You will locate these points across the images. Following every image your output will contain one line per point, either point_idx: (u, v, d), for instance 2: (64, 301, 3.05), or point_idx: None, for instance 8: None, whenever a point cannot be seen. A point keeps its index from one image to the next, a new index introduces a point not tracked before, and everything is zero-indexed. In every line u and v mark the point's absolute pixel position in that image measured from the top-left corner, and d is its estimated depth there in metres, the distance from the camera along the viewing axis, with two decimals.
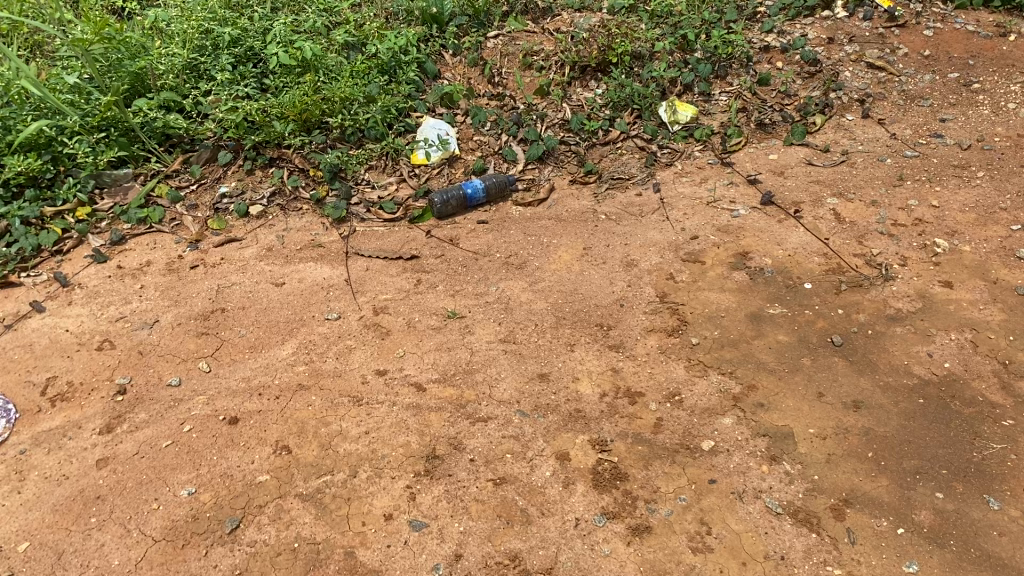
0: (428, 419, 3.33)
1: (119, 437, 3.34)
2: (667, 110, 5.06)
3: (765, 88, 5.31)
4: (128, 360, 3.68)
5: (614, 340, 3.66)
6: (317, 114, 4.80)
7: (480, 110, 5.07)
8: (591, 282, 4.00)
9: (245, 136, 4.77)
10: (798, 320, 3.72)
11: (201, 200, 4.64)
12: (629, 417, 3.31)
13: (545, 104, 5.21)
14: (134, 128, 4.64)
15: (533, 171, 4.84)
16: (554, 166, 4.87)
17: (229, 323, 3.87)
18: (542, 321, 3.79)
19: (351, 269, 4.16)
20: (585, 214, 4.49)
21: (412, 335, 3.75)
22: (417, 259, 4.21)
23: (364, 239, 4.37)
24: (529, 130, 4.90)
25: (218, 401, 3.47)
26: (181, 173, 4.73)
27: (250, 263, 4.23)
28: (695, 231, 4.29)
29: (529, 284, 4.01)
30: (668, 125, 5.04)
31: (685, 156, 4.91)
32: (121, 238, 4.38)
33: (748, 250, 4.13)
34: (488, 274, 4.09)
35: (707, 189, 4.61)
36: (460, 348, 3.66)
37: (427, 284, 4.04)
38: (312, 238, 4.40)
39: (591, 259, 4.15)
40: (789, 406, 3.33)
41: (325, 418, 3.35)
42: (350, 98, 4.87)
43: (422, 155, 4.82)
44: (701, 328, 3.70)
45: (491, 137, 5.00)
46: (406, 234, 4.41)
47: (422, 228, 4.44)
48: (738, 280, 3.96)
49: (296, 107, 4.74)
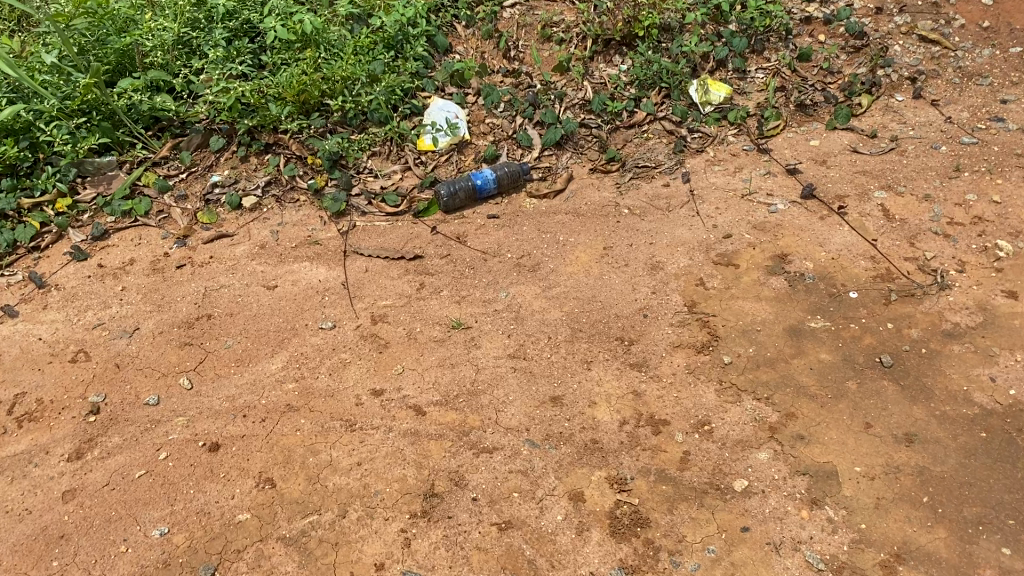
0: (427, 449, 3.00)
1: (90, 465, 3.04)
2: (698, 89, 4.64)
3: (805, 64, 4.85)
4: (103, 374, 3.37)
5: (636, 357, 3.30)
6: (317, 95, 4.44)
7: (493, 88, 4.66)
8: (611, 287, 3.63)
9: (239, 120, 4.40)
10: (842, 335, 3.34)
11: (191, 189, 4.29)
12: (652, 450, 2.96)
13: (565, 83, 4.79)
14: (118, 111, 4.28)
15: (550, 158, 4.45)
16: (573, 152, 4.47)
17: (214, 332, 3.54)
18: (557, 333, 3.43)
19: (349, 270, 3.81)
20: (606, 207, 4.10)
21: (413, 348, 3.40)
22: (421, 260, 3.85)
23: (365, 235, 4.02)
24: (546, 112, 4.49)
25: (198, 423, 3.16)
26: (171, 159, 4.38)
27: (241, 262, 3.89)
28: (728, 228, 3.90)
29: (543, 290, 3.64)
30: (699, 106, 4.62)
31: (717, 141, 4.47)
32: (103, 233, 4.06)
33: (787, 252, 3.73)
34: (498, 278, 3.72)
35: (742, 179, 4.19)
36: (464, 365, 3.32)
37: (431, 288, 3.69)
38: (308, 233, 4.05)
39: (611, 260, 3.76)
40: (833, 438, 2.96)
41: (314, 446, 3.03)
42: (353, 78, 4.50)
43: (429, 141, 4.44)
44: (734, 344, 3.33)
45: (504, 120, 4.58)
46: (410, 229, 4.05)
47: (428, 223, 4.08)
48: (775, 287, 3.57)
49: (294, 87, 4.38)
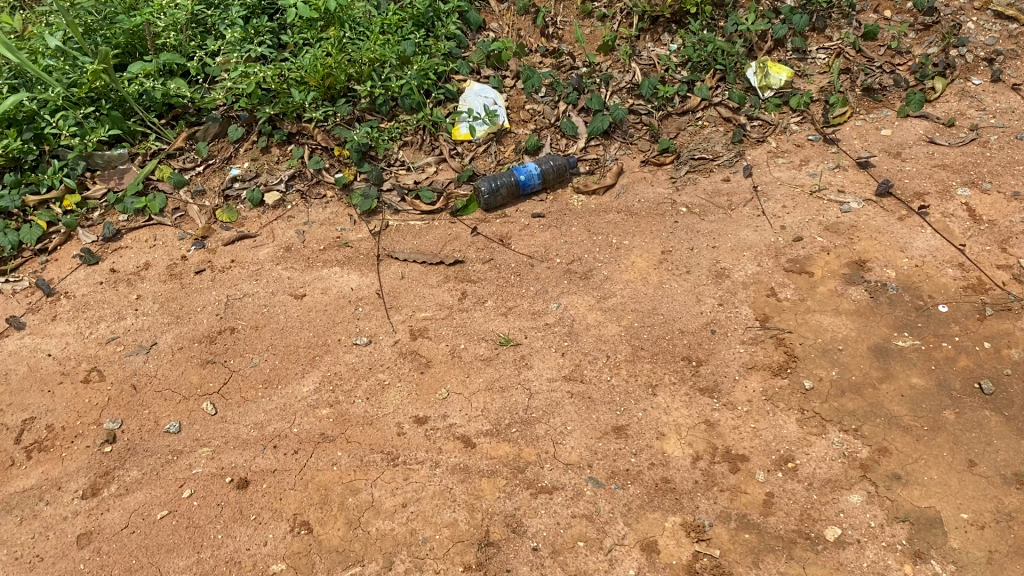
0: (479, 488, 2.69)
1: (106, 503, 2.75)
2: (757, 73, 4.27)
3: (871, 43, 4.46)
4: (118, 396, 3.07)
5: (706, 381, 2.99)
6: (343, 80, 4.10)
7: (532, 69, 4.28)
8: (673, 298, 3.31)
9: (259, 107, 4.07)
10: (933, 356, 3.01)
11: (209, 184, 3.96)
12: (731, 491, 2.65)
13: (610, 64, 4.42)
14: (128, 99, 3.95)
15: (597, 148, 4.09)
16: (622, 142, 4.11)
17: (238, 348, 3.23)
18: (616, 352, 3.11)
19: (384, 277, 3.49)
20: (661, 205, 3.76)
21: (457, 368, 3.09)
22: (462, 265, 3.53)
23: (399, 236, 3.69)
24: (592, 98, 4.13)
25: (224, 455, 2.86)
26: (186, 151, 4.05)
27: (265, 267, 3.58)
28: (797, 230, 3.56)
29: (597, 301, 3.32)
30: (758, 91, 4.25)
31: (779, 130, 4.11)
32: (115, 233, 3.74)
33: (865, 258, 3.40)
34: (548, 286, 3.40)
35: (809, 173, 3.84)
36: (515, 389, 3.00)
37: (474, 299, 3.37)
38: (337, 234, 3.73)
39: (671, 267, 3.44)
40: (933, 479, 2.64)
41: (353, 483, 2.73)
42: (382, 60, 4.14)
43: (466, 130, 4.10)
44: (814, 366, 3.01)
45: (546, 106, 4.23)
46: (447, 230, 3.72)
47: (467, 223, 3.75)
48: (855, 299, 3.24)
49: (318, 71, 4.03)
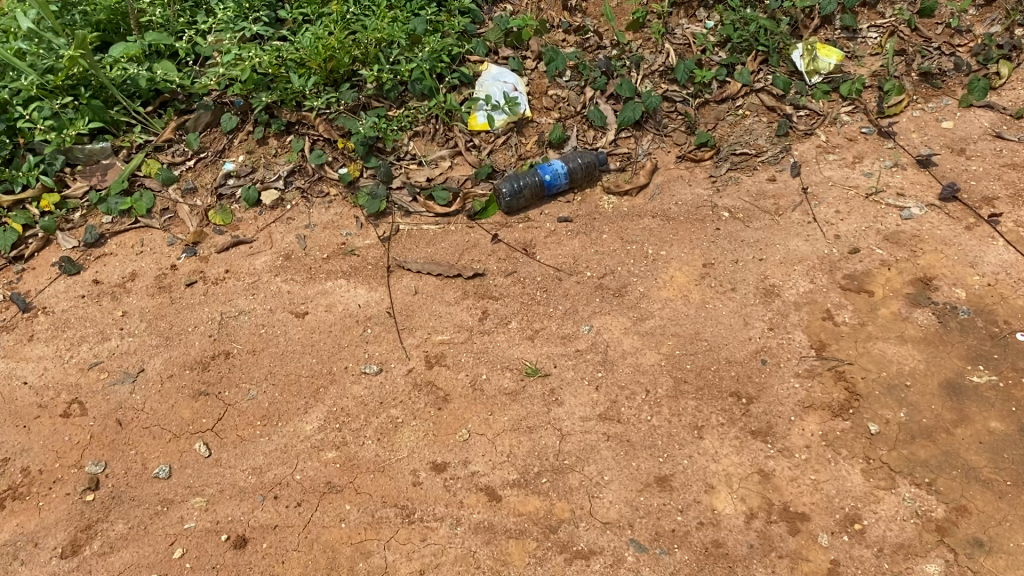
0: (505, 552, 2.37)
1: (87, 564, 2.44)
2: (804, 55, 3.87)
3: (928, 21, 4.05)
4: (102, 434, 2.76)
5: (758, 422, 2.66)
6: (348, 62, 3.72)
7: (555, 49, 3.87)
8: (718, 322, 2.97)
9: (255, 94, 3.71)
10: (1014, 394, 2.67)
11: (201, 181, 3.59)
12: (791, 558, 2.33)
13: (641, 44, 4.01)
14: (110, 86, 3.57)
15: (627, 141, 3.72)
16: (655, 134, 3.74)
17: (234, 377, 2.90)
18: (656, 386, 2.78)
19: (395, 293, 3.16)
20: (700, 209, 3.40)
21: (479, 404, 2.76)
22: (482, 278, 3.19)
23: (411, 243, 3.35)
24: (623, 84, 3.75)
25: (220, 507, 2.55)
26: (175, 143, 3.68)
27: (263, 279, 3.24)
28: (853, 240, 3.22)
29: (633, 323, 2.99)
30: (805, 76, 3.86)
31: (828, 121, 3.72)
32: (98, 238, 3.40)
33: (931, 275, 3.05)
34: (578, 306, 3.07)
35: (863, 173, 3.48)
36: (545, 429, 2.68)
37: (496, 320, 3.05)
38: (343, 239, 3.38)
39: (714, 283, 3.11)
40: (1021, 546, 2.31)
41: (364, 545, 2.42)
42: (390, 39, 3.76)
43: (482, 120, 3.72)
44: (879, 406, 2.69)
45: (571, 92, 3.84)
46: (465, 236, 3.37)
47: (486, 228, 3.40)
48: (921, 325, 2.90)
49: (320, 52, 3.66)
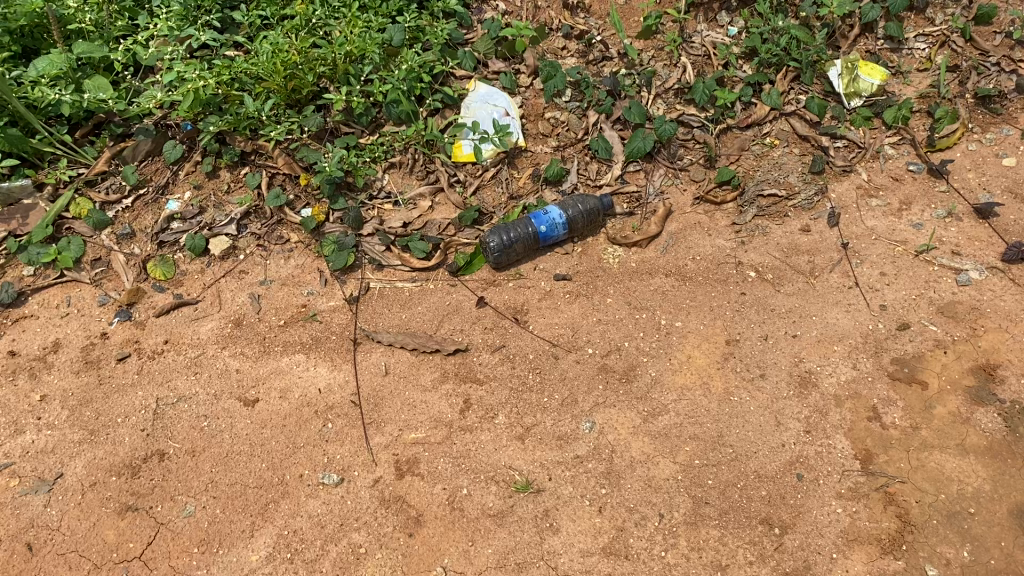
0: None
1: None
2: (843, 75, 3.35)
3: (984, 29, 3.45)
4: (6, 563, 2.30)
5: (795, 561, 2.20)
6: (311, 81, 3.19)
7: (554, 62, 3.32)
8: (744, 422, 2.51)
9: (204, 117, 3.18)
10: None
11: (139, 224, 3.09)
12: None
13: (653, 55, 3.47)
14: (30, 112, 3.04)
15: (636, 176, 3.21)
16: (668, 167, 3.22)
17: (168, 487, 2.44)
18: (671, 509, 2.32)
19: (362, 373, 2.67)
20: (722, 266, 2.91)
21: (458, 530, 2.30)
22: (465, 355, 2.71)
23: (382, 306, 2.86)
24: (632, 107, 3.23)
25: None
26: (110, 176, 3.16)
27: (208, 353, 2.76)
28: (902, 314, 2.74)
29: (644, 421, 2.52)
30: (843, 99, 3.34)
31: (869, 154, 3.21)
32: (17, 297, 2.91)
33: (996, 363, 2.57)
34: (578, 394, 2.59)
35: (912, 224, 2.98)
36: (538, 567, 2.22)
37: (481, 412, 2.57)
38: (303, 300, 2.89)
39: (738, 368, 2.63)
40: None
41: None
42: (361, 52, 3.21)
43: (469, 150, 3.21)
44: (941, 540, 2.21)
45: (573, 115, 3.32)
46: (445, 298, 2.88)
47: (472, 287, 2.91)
48: (986, 430, 2.43)
49: (277, 69, 3.10)
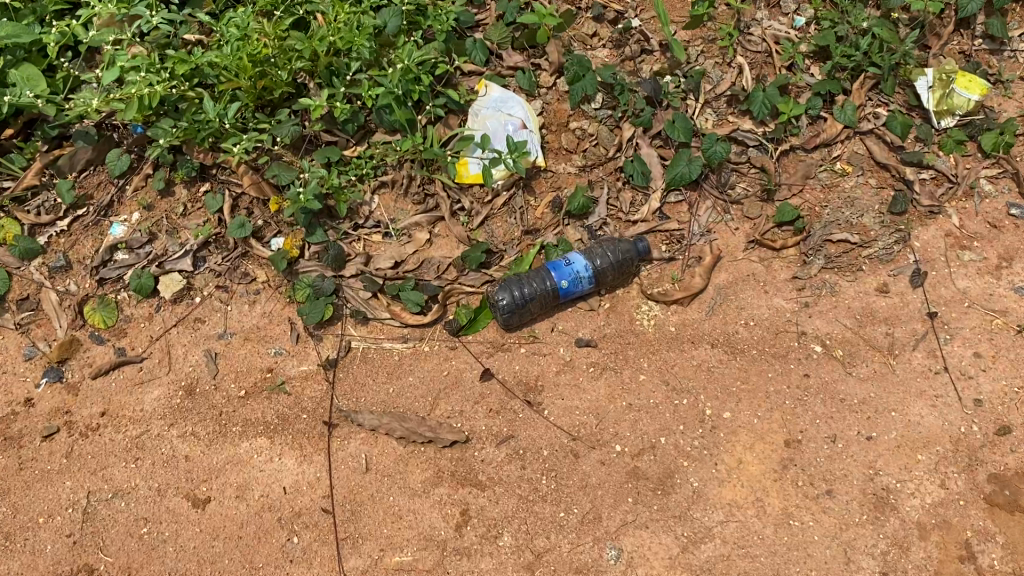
0: None
1: None
2: (932, 91, 2.73)
3: None
4: None
5: None
6: (285, 79, 2.61)
7: (582, 57, 2.72)
8: (806, 559, 2.03)
9: (157, 122, 2.60)
10: None
11: (76, 254, 2.56)
12: None
13: (702, 50, 2.87)
14: None
15: (677, 209, 2.66)
16: (716, 199, 2.66)
17: None
18: None
19: (337, 470, 2.19)
20: (781, 337, 2.39)
21: None
22: (464, 448, 2.21)
23: (366, 376, 2.35)
24: (675, 121, 2.67)
25: None
26: (41, 191, 2.62)
27: (152, 432, 2.27)
28: (1002, 412, 2.23)
29: (682, 551, 2.05)
30: (931, 119, 2.75)
31: (961, 191, 2.65)
32: None
33: None
34: (602, 510, 2.11)
35: (1014, 288, 2.45)
36: None
37: (481, 529, 2.09)
38: (271, 363, 2.39)
39: (801, 482, 2.14)
40: None
41: None
42: (348, 45, 2.60)
43: (476, 169, 2.64)
44: None
45: (603, 127, 2.75)
46: (442, 367, 2.36)
47: (474, 351, 2.39)
48: None
49: (245, 67, 2.53)
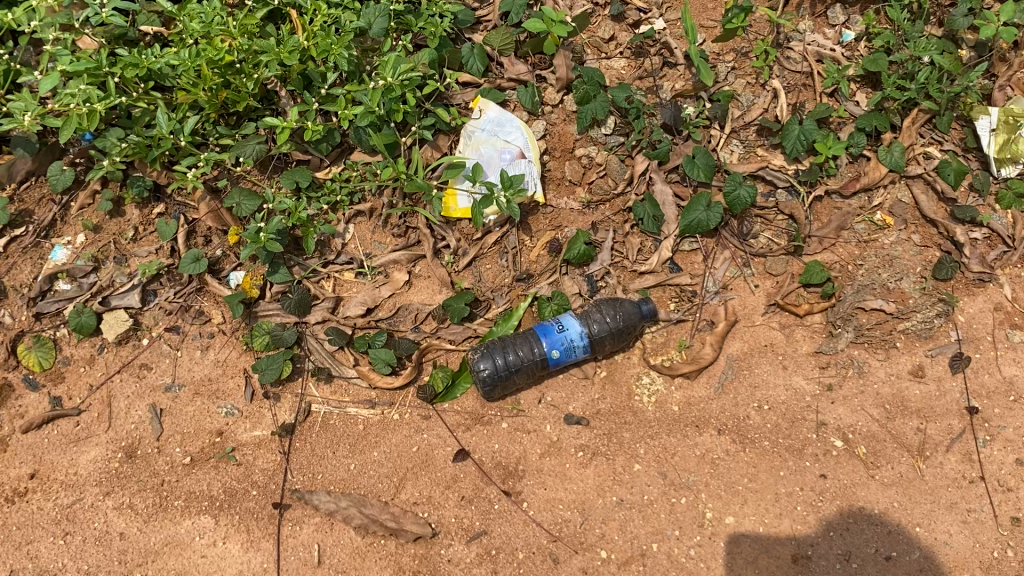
0: None
1: None
2: (995, 133, 2.35)
3: None
4: None
5: None
6: (252, 90, 2.28)
7: (598, 73, 2.37)
8: None
9: (106, 130, 2.28)
10: None
11: (11, 280, 2.27)
12: None
13: (734, 67, 2.50)
14: None
15: (691, 258, 2.34)
16: (736, 249, 2.34)
17: None
18: None
19: (288, 562, 1.98)
20: (797, 426, 2.11)
21: None
22: (429, 545, 1.98)
23: (327, 447, 2.10)
24: (697, 154, 2.34)
25: None
26: None
27: (85, 503, 2.06)
28: None
29: None
30: (992, 165, 2.36)
31: (1019, 255, 2.30)
32: None
33: None
34: None
35: None
36: None
37: None
38: (221, 425, 2.13)
39: None
40: None
41: None
42: (322, 54, 2.24)
43: (466, 203, 2.31)
44: None
45: (612, 156, 2.40)
46: (412, 441, 2.10)
47: (450, 422, 2.12)
48: None
49: (205, 77, 2.21)
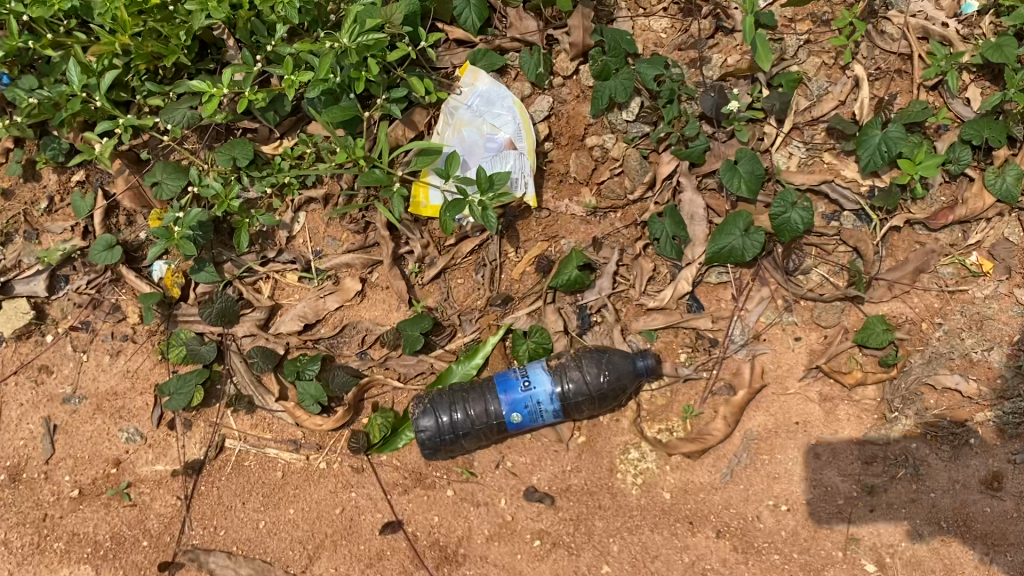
0: None
1: None
2: None
3: None
4: None
5: None
6: (184, 41, 1.81)
7: (624, 36, 1.80)
8: None
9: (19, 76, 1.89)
10: None
11: None
12: None
13: (808, 39, 1.82)
14: None
15: (717, 293, 1.81)
16: (779, 286, 1.79)
17: None
18: None
19: None
20: (822, 540, 1.69)
21: None
22: None
23: (235, 495, 1.76)
24: (742, 156, 1.76)
25: None
26: None
27: None
28: None
29: None
30: None
31: None
32: None
33: None
34: None
35: None
36: None
37: None
38: (119, 454, 1.81)
39: None
40: None
41: None
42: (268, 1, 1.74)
43: (438, 200, 1.83)
44: None
45: (633, 150, 1.85)
46: (334, 502, 1.74)
47: (383, 482, 1.73)
48: None
49: (122, 22, 1.76)
